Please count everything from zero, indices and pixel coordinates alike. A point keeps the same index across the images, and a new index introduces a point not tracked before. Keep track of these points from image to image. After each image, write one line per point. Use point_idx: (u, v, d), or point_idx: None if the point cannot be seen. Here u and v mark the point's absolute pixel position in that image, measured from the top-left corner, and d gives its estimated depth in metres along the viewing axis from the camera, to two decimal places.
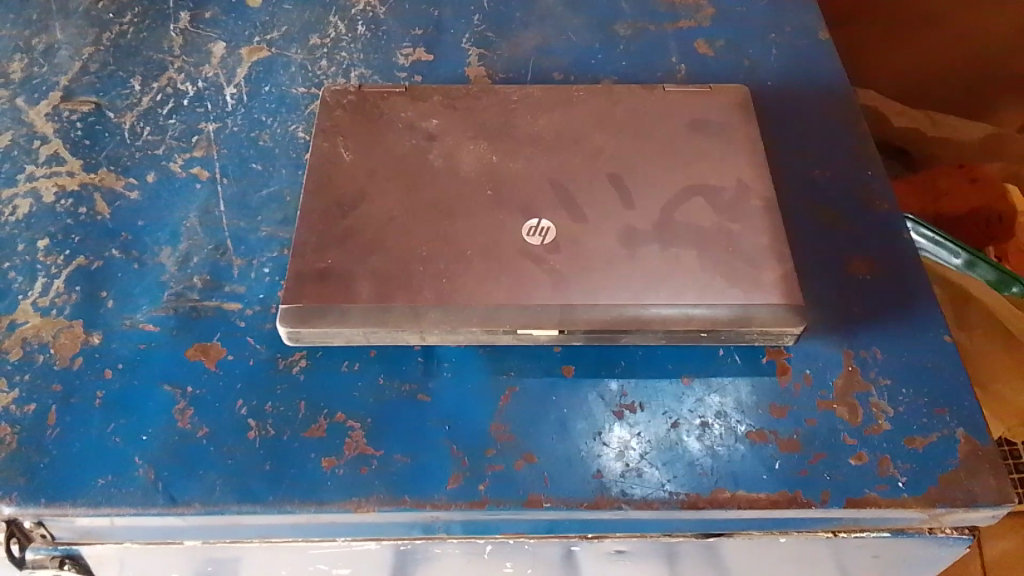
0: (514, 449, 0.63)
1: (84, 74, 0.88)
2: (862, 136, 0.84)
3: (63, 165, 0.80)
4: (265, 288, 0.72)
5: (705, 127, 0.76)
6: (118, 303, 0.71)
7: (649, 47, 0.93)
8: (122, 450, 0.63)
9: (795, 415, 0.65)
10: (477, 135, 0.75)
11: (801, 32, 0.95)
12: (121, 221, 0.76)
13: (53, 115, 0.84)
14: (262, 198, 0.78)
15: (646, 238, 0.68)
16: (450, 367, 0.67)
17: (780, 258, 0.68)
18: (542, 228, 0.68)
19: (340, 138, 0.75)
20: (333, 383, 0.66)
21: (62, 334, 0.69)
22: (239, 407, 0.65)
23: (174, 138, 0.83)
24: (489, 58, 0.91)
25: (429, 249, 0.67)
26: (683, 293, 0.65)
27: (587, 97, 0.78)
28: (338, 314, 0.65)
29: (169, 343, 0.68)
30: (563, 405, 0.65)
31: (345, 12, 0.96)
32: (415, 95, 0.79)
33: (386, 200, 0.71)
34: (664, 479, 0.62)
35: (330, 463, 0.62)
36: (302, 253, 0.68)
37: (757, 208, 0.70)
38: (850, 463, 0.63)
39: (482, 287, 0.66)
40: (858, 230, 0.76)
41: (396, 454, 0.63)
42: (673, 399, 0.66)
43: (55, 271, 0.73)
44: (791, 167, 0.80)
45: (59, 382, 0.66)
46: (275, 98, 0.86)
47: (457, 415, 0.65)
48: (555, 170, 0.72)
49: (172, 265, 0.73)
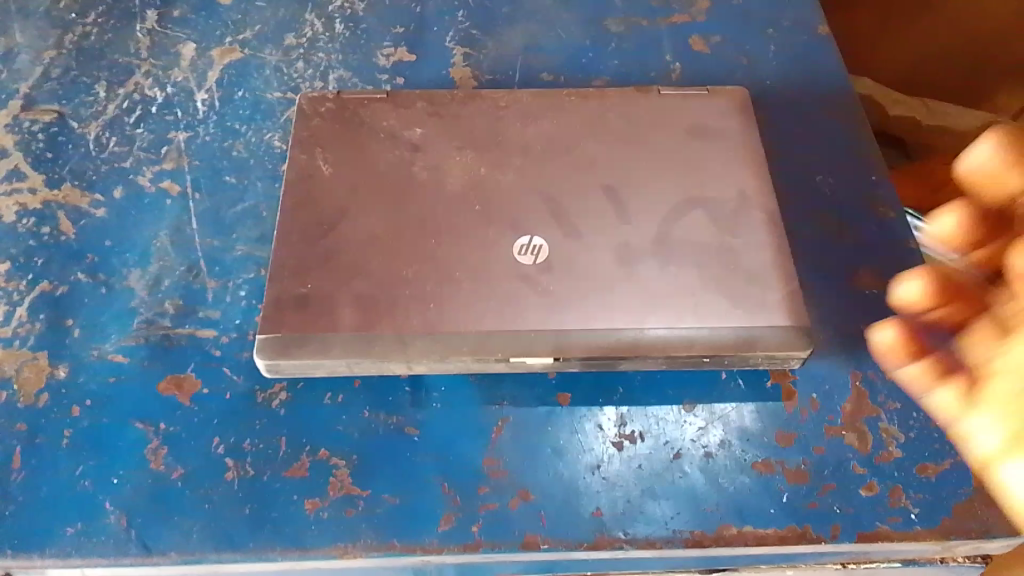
0: (508, 486, 0.60)
1: (46, 80, 0.83)
2: (866, 139, 0.81)
3: (23, 181, 0.75)
4: (241, 313, 0.68)
5: (704, 133, 0.72)
6: (85, 333, 0.67)
7: (642, 44, 0.88)
8: (91, 495, 0.59)
9: (803, 444, 0.62)
10: (463, 145, 0.71)
11: (800, 26, 0.91)
12: (88, 242, 0.72)
13: (12, 126, 0.79)
14: (237, 214, 0.74)
15: (644, 256, 0.64)
16: (439, 397, 0.64)
17: (785, 275, 0.64)
18: (534, 247, 0.64)
19: (318, 150, 0.71)
20: (316, 417, 0.63)
21: (26, 367, 0.65)
22: (216, 446, 0.61)
23: (142, 149, 0.78)
24: (474, 58, 0.86)
25: (414, 271, 0.64)
26: (684, 316, 0.62)
27: (579, 102, 0.74)
28: (319, 345, 0.61)
29: (140, 376, 0.64)
30: (560, 436, 0.62)
31: (322, 9, 0.91)
32: (398, 102, 0.74)
33: (368, 218, 0.66)
34: (667, 515, 0.59)
35: (313, 505, 0.59)
36: (279, 277, 0.64)
37: (759, 221, 0.67)
38: (860, 494, 0.60)
39: (472, 313, 0.62)
40: (864, 240, 0.73)
41: (383, 493, 0.59)
42: (674, 427, 0.63)
43: (17, 297, 0.68)
44: (793, 174, 0.77)
45: (24, 421, 0.62)
46: (249, 104, 0.82)
47: (447, 451, 0.61)
48: (547, 183, 0.68)
49: (142, 289, 0.69)
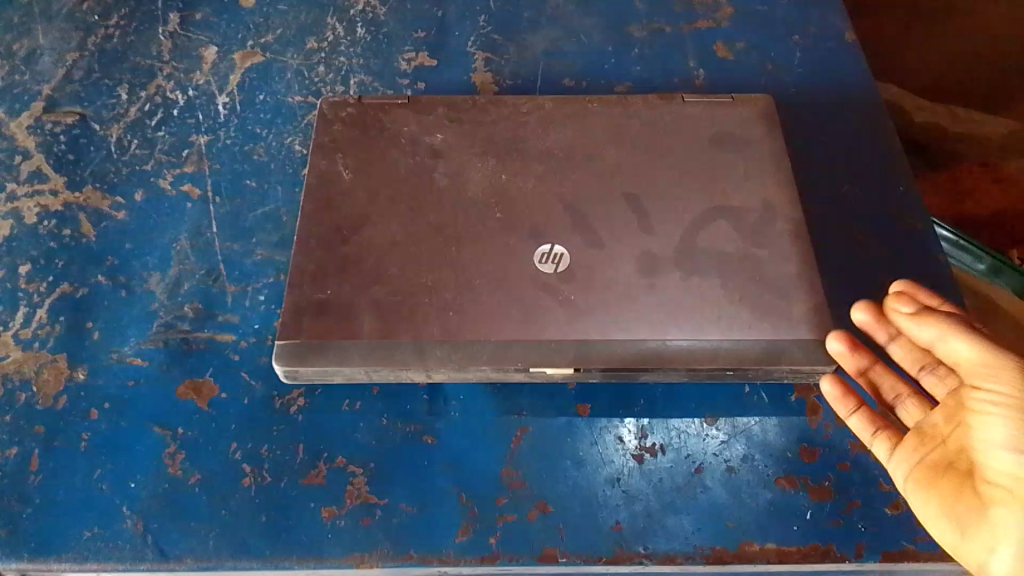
0: (527, 498, 0.59)
1: (69, 82, 0.83)
2: (893, 149, 0.79)
3: (45, 183, 0.75)
4: (260, 317, 0.68)
5: (728, 141, 0.71)
6: (105, 335, 0.67)
7: (666, 50, 0.88)
8: (109, 499, 0.59)
9: (827, 459, 0.61)
10: (484, 151, 0.70)
11: (826, 33, 0.89)
12: (108, 244, 0.72)
13: (35, 127, 0.79)
14: (257, 218, 0.74)
15: (666, 266, 0.63)
16: (457, 405, 0.63)
17: (810, 287, 0.63)
18: (555, 255, 0.64)
19: (338, 155, 0.70)
20: (334, 424, 0.62)
21: (45, 369, 0.65)
22: (233, 451, 0.61)
23: (163, 151, 0.78)
24: (495, 63, 0.86)
25: (434, 279, 0.63)
26: (707, 328, 0.61)
27: (601, 109, 0.73)
28: (338, 352, 0.61)
29: (158, 380, 0.64)
30: (580, 447, 0.61)
31: (344, 13, 0.90)
32: (419, 107, 0.74)
33: (388, 224, 0.66)
34: (688, 531, 0.58)
35: (330, 513, 0.58)
36: (299, 283, 0.63)
37: (784, 231, 0.66)
38: (886, 513, 0.59)
39: (493, 321, 0.62)
40: (890, 253, 0.72)
41: (401, 503, 0.59)
42: (696, 441, 0.62)
43: (37, 299, 0.69)
44: (819, 184, 0.76)
45: (42, 423, 0.62)
46: (270, 107, 0.82)
47: (465, 460, 0.61)
48: (568, 190, 0.68)
49: (162, 292, 0.69)
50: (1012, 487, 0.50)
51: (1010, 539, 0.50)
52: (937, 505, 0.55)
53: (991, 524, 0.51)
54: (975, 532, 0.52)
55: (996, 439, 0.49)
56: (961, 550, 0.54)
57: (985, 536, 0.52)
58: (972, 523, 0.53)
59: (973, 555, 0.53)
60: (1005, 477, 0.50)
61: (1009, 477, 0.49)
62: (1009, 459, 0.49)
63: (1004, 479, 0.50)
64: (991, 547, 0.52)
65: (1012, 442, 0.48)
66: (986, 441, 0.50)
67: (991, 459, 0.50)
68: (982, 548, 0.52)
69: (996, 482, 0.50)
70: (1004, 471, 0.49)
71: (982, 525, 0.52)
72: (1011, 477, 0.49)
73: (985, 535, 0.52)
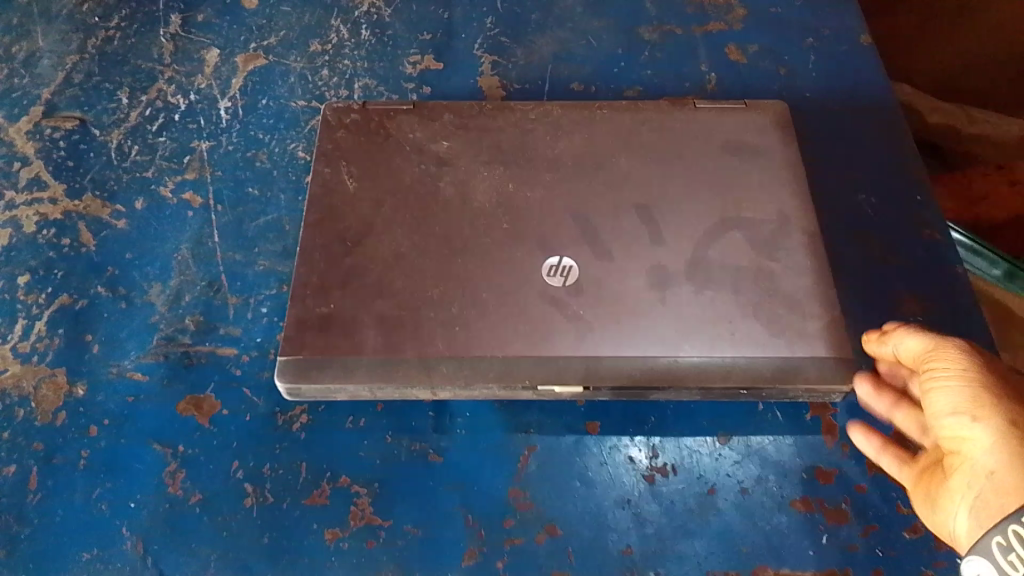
0: (535, 519, 0.58)
1: (69, 86, 0.82)
2: (910, 156, 0.77)
3: (44, 191, 0.74)
4: (262, 330, 0.66)
5: (742, 149, 0.69)
6: (104, 349, 0.65)
7: (677, 53, 0.86)
8: (108, 520, 0.58)
9: (843, 481, 0.60)
10: (491, 160, 0.68)
11: (841, 35, 0.87)
12: (108, 254, 0.70)
13: (34, 132, 0.78)
14: (259, 227, 0.72)
15: (678, 279, 0.62)
16: (464, 423, 0.62)
17: (827, 302, 0.61)
18: (564, 268, 0.62)
19: (342, 163, 0.69)
20: (337, 442, 0.61)
21: (44, 385, 0.64)
22: (235, 471, 0.60)
23: (164, 158, 0.77)
24: (503, 67, 0.84)
25: (440, 292, 0.62)
26: (719, 345, 0.59)
27: (611, 115, 0.71)
28: (341, 369, 0.59)
29: (159, 396, 0.63)
30: (589, 467, 0.60)
31: (348, 15, 0.89)
32: (425, 113, 0.72)
33: (393, 235, 0.64)
34: (700, 555, 0.57)
35: (333, 535, 0.57)
36: (301, 297, 0.62)
37: (800, 243, 0.64)
38: (904, 536, 0.57)
39: (499, 337, 0.60)
40: (907, 265, 0.71)
41: (405, 525, 0.57)
42: (708, 461, 0.61)
43: (36, 311, 0.67)
44: (834, 193, 0.74)
45: (41, 440, 0.61)
46: (273, 112, 0.80)
47: (472, 479, 0.59)
48: (577, 200, 0.66)
49: (163, 304, 0.67)
50: (957, 445, 0.49)
51: (963, 499, 0.48)
52: (921, 487, 0.53)
53: (952, 492, 0.49)
54: (943, 502, 0.50)
55: (938, 402, 0.50)
56: (941, 526, 0.51)
57: (949, 503, 0.50)
58: (943, 497, 0.50)
59: (951, 529, 0.50)
60: (948, 436, 0.49)
61: (950, 434, 0.49)
62: (947, 416, 0.49)
63: (949, 440, 0.49)
64: (953, 512, 0.49)
65: (948, 399, 0.49)
66: (931, 408, 0.50)
67: (936, 423, 0.50)
68: (952, 518, 0.50)
69: (947, 446, 0.50)
70: (946, 429, 0.49)
71: (946, 494, 0.50)
72: (953, 434, 0.49)
73: (949, 502, 0.50)
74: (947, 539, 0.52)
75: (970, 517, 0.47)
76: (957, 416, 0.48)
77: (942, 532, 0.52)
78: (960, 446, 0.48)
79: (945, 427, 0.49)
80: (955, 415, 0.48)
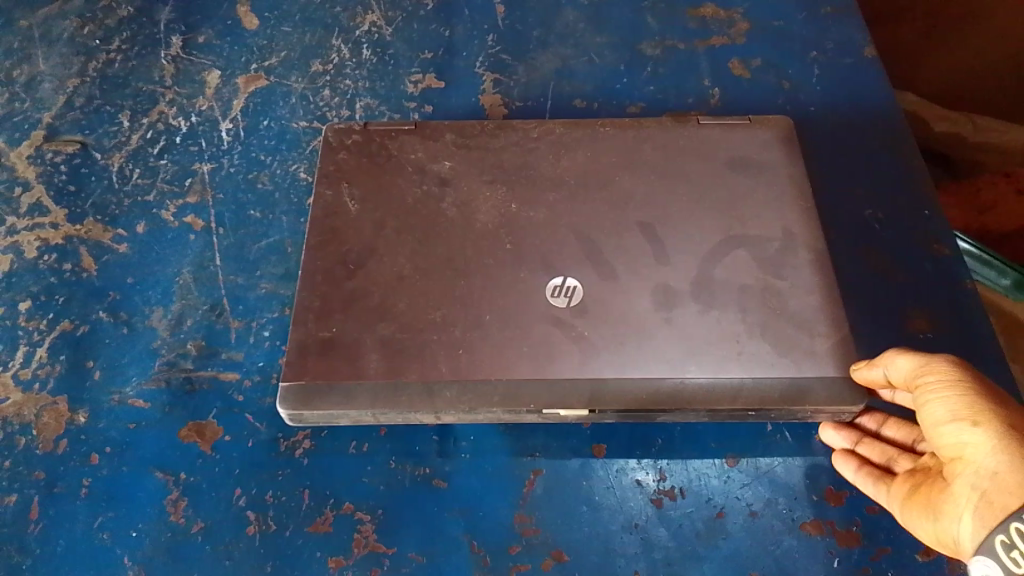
0: (541, 545, 0.57)
1: (69, 109, 0.82)
2: (916, 170, 0.77)
3: (45, 216, 0.74)
4: (264, 355, 0.66)
5: (747, 165, 0.68)
6: (106, 375, 0.65)
7: (679, 68, 0.85)
8: (110, 550, 0.57)
9: (854, 502, 0.59)
10: (493, 179, 0.68)
11: (845, 48, 0.87)
12: (109, 279, 0.70)
13: (35, 157, 0.78)
14: (261, 250, 0.72)
15: (684, 299, 0.61)
16: (469, 447, 0.61)
17: (835, 320, 0.60)
18: (568, 289, 0.61)
19: (344, 185, 0.68)
20: (341, 467, 0.60)
21: (45, 412, 0.63)
22: (237, 498, 0.59)
23: (165, 181, 0.76)
24: (504, 84, 0.84)
25: (443, 314, 0.61)
26: (726, 366, 0.59)
27: (614, 133, 0.70)
28: (343, 394, 0.59)
29: (161, 422, 0.62)
30: (596, 491, 0.59)
31: (349, 34, 0.88)
32: (426, 133, 0.71)
33: (395, 257, 0.64)
34: None
35: (337, 563, 0.56)
36: (303, 321, 0.62)
37: (806, 261, 0.63)
38: (917, 559, 0.56)
39: (503, 360, 0.59)
40: (915, 281, 0.70)
41: (410, 552, 0.57)
42: (716, 483, 0.60)
43: (37, 338, 0.67)
44: (840, 208, 0.74)
45: (43, 469, 0.61)
46: (274, 133, 0.80)
47: (477, 505, 0.59)
48: (581, 219, 0.65)
49: (164, 329, 0.67)
50: (959, 451, 0.52)
51: (969, 502, 0.51)
52: (918, 500, 0.54)
53: (954, 499, 0.52)
54: (947, 510, 0.52)
55: (936, 410, 0.54)
56: (943, 534, 0.53)
57: (954, 508, 0.52)
58: (943, 506, 0.53)
59: (955, 536, 0.52)
60: (950, 443, 0.53)
61: (952, 440, 0.52)
62: (947, 423, 0.53)
63: (949, 446, 0.53)
64: (958, 517, 0.51)
65: (946, 408, 0.53)
66: (930, 419, 0.54)
67: (936, 432, 0.53)
68: (957, 524, 0.51)
69: (947, 454, 0.53)
70: (947, 436, 0.53)
71: (949, 500, 0.52)
72: (954, 440, 0.52)
73: (953, 508, 0.52)
74: (948, 548, 0.53)
75: (975, 518, 0.50)
76: (958, 423, 0.52)
77: (943, 541, 0.53)
78: (962, 451, 0.52)
79: (947, 434, 0.53)
80: (955, 422, 0.52)
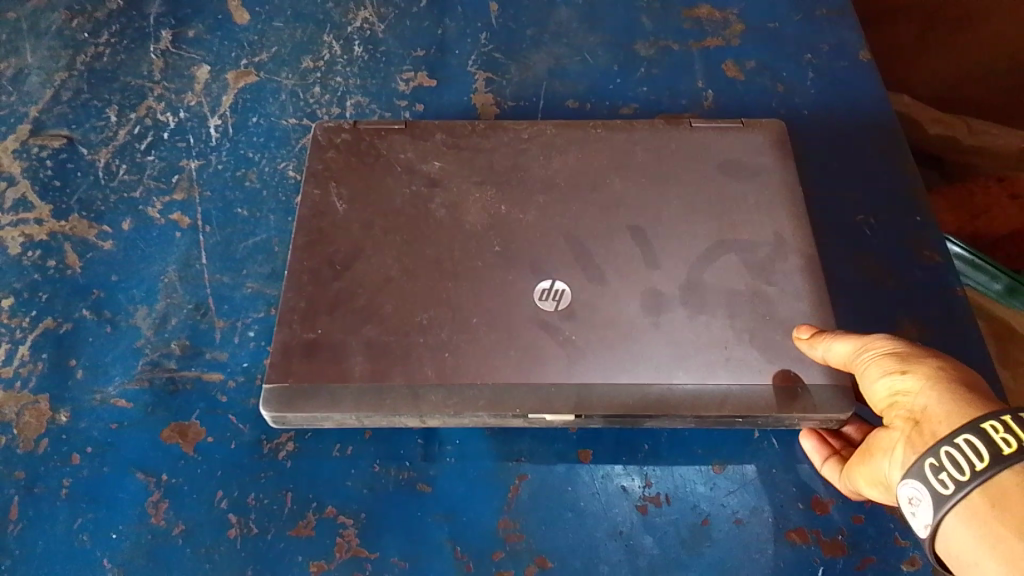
0: (525, 552, 0.56)
1: (56, 103, 0.81)
2: (910, 176, 0.76)
3: (30, 211, 0.73)
4: (249, 355, 0.65)
5: (739, 169, 0.67)
6: (88, 374, 0.64)
7: (673, 69, 0.84)
8: (89, 551, 0.57)
9: (840, 512, 0.58)
10: (483, 180, 0.67)
11: (840, 51, 0.86)
12: (94, 277, 0.69)
13: (21, 151, 0.77)
14: (248, 249, 0.71)
15: (672, 304, 0.60)
16: (454, 451, 0.61)
17: (824, 327, 0.60)
18: (556, 292, 0.61)
19: (332, 184, 0.67)
20: (324, 470, 0.60)
21: (26, 411, 0.63)
22: (219, 501, 0.59)
23: (152, 177, 0.75)
24: (497, 83, 0.83)
25: (429, 317, 0.61)
26: (714, 372, 0.58)
27: (605, 134, 0.70)
28: (327, 397, 0.58)
29: (143, 423, 0.62)
30: (581, 497, 0.59)
31: (341, 30, 0.88)
32: (416, 132, 0.70)
33: (382, 258, 0.63)
34: None
35: (319, 567, 0.56)
36: (289, 321, 0.61)
37: (797, 267, 0.62)
38: (902, 569, 0.56)
39: (489, 364, 0.59)
40: (907, 288, 0.69)
41: (393, 557, 0.56)
42: (702, 491, 0.59)
43: (20, 335, 0.66)
44: (832, 214, 0.73)
45: (22, 469, 0.60)
46: (263, 130, 0.79)
47: (461, 511, 0.58)
48: (570, 222, 0.65)
49: (148, 328, 0.66)
50: (893, 402, 0.52)
51: (902, 437, 0.50)
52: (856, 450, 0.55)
53: (887, 441, 0.52)
54: (882, 450, 0.52)
55: (870, 372, 0.52)
56: (877, 474, 0.53)
57: (887, 447, 0.51)
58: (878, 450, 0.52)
59: (888, 473, 0.52)
60: (884, 397, 0.52)
61: (885, 394, 0.52)
62: (879, 378, 0.52)
63: (884, 400, 0.52)
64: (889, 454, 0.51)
65: (878, 365, 0.52)
66: (863, 379, 0.53)
67: (871, 389, 0.53)
68: (890, 461, 0.51)
69: (883, 407, 0.53)
70: (880, 391, 0.52)
71: (883, 441, 0.52)
72: (887, 393, 0.52)
73: (886, 448, 0.52)
74: (883, 490, 0.53)
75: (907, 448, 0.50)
76: (889, 376, 0.51)
77: (878, 483, 0.53)
78: (895, 402, 0.51)
79: (880, 389, 0.52)
80: (887, 376, 0.51)
